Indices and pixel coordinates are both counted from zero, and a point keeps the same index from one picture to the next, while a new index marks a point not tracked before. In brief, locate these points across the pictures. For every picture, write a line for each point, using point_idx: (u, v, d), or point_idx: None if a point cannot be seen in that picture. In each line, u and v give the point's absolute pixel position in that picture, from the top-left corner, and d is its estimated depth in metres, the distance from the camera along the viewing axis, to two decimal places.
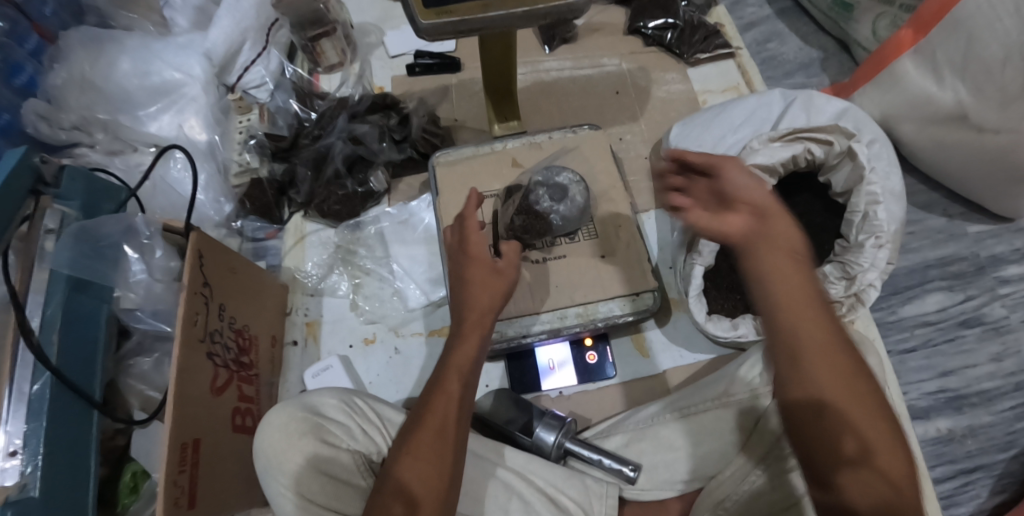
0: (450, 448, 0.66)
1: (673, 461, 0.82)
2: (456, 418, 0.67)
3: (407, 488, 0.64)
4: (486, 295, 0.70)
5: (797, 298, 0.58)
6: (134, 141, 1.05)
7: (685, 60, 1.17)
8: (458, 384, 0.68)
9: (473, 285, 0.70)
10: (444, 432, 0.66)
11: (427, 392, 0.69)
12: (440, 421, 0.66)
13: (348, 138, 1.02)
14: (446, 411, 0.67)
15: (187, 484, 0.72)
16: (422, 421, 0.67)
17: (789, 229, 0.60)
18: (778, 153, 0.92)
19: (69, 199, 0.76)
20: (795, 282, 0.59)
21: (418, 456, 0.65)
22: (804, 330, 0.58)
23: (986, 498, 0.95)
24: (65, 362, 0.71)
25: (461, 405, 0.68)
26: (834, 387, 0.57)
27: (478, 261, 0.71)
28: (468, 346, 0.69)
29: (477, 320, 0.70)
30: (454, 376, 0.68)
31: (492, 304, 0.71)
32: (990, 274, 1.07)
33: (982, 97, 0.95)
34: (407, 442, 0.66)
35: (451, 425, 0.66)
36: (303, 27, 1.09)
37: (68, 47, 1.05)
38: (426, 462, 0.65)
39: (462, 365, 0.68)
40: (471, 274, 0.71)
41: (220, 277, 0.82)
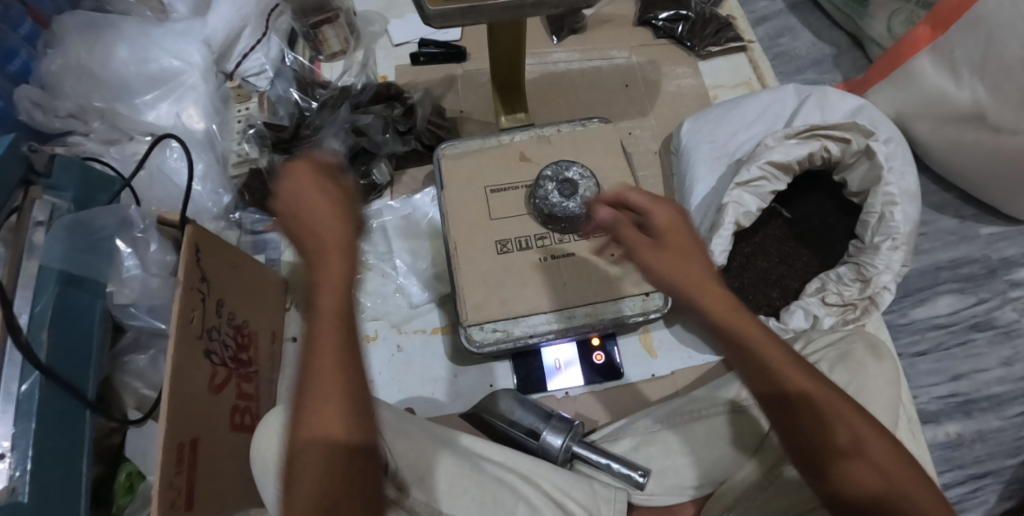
0: (347, 399, 0.54)
1: (682, 465, 0.81)
2: (339, 361, 0.54)
3: (323, 457, 0.53)
4: (326, 222, 0.55)
5: (731, 317, 0.58)
6: (130, 130, 1.01)
7: (696, 54, 1.14)
8: (331, 323, 0.54)
9: (304, 219, 0.55)
10: (330, 388, 0.54)
11: (307, 349, 0.55)
12: (328, 373, 0.54)
13: (350, 129, 1.00)
14: (334, 359, 0.54)
15: (184, 485, 0.70)
16: (309, 379, 0.54)
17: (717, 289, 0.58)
18: (794, 150, 0.90)
19: (61, 190, 0.75)
20: (741, 332, 0.58)
21: (315, 420, 0.53)
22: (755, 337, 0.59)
23: (996, 504, 0.94)
24: (58, 359, 0.69)
25: (349, 347, 0.55)
26: (799, 380, 0.59)
27: (307, 189, 0.55)
28: (326, 291, 0.54)
29: (332, 261, 0.54)
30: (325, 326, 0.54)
31: (339, 229, 0.55)
32: (1001, 276, 1.05)
33: (1001, 97, 0.93)
34: (300, 405, 0.54)
35: (340, 374, 0.54)
36: (306, 14, 1.07)
37: (64, 33, 1.01)
38: (330, 421, 0.53)
39: (331, 304, 0.54)
40: (307, 207, 0.55)
41: (219, 272, 0.80)
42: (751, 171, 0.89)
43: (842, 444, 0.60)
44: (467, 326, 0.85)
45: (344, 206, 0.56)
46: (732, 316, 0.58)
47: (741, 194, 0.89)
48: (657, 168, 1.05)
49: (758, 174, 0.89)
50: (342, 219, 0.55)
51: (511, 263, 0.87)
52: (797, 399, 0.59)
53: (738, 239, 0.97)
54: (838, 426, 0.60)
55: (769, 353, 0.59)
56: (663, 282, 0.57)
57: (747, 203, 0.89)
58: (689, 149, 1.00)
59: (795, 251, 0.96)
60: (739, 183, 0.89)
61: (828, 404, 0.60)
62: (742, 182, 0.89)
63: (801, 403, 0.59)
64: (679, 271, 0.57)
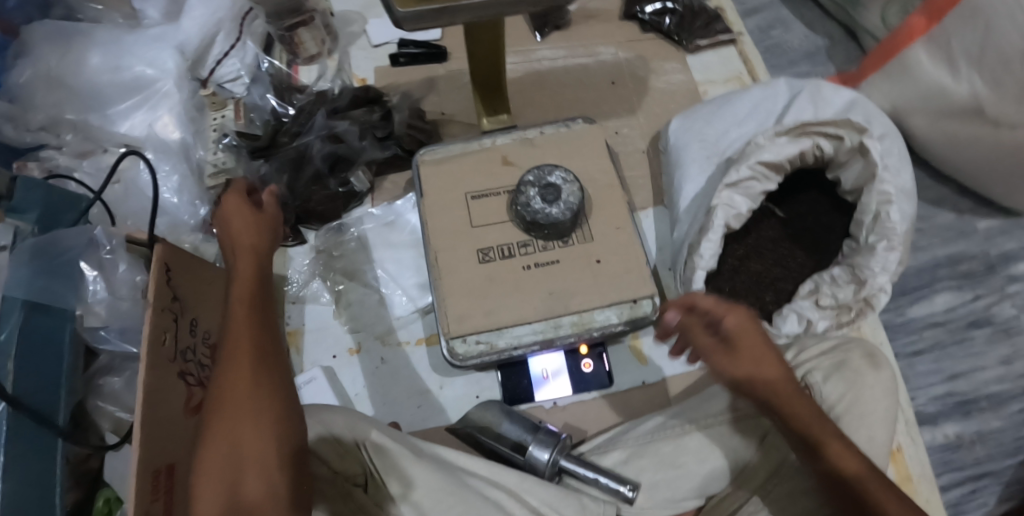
0: (255, 392, 0.56)
1: (675, 478, 0.78)
2: (248, 355, 0.57)
3: (236, 448, 0.54)
4: (248, 233, 0.67)
5: (732, 347, 0.63)
6: (104, 142, 0.98)
7: (685, 48, 1.11)
8: (246, 319, 0.60)
9: (231, 231, 0.67)
10: (237, 382, 0.56)
11: (223, 351, 0.58)
12: (237, 368, 0.56)
13: (327, 136, 0.96)
14: (245, 353, 0.57)
15: (162, 512, 0.68)
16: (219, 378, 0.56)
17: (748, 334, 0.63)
18: (785, 149, 0.86)
19: (25, 212, 0.73)
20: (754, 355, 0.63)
21: (225, 416, 0.54)
22: (745, 358, 0.63)
23: (994, 506, 0.93)
24: (25, 388, 0.66)
25: (260, 344, 0.58)
26: (785, 394, 0.62)
27: (235, 210, 0.69)
28: (241, 289, 0.62)
29: (246, 260, 0.65)
30: (238, 324, 0.59)
31: (260, 241, 0.68)
32: (1000, 272, 1.03)
33: (999, 90, 0.90)
34: (210, 403, 0.56)
35: (247, 366, 0.56)
36: (280, 15, 1.04)
37: (32, 42, 0.98)
38: (240, 413, 0.55)
39: (247, 300, 0.61)
40: (233, 224, 0.68)
41: (191, 291, 0.78)
42: (742, 171, 0.85)
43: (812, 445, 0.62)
44: (450, 338, 0.82)
45: (270, 224, 0.70)
46: (736, 352, 0.63)
47: (731, 196, 0.86)
48: (646, 168, 1.02)
49: (749, 174, 0.86)
50: (267, 234, 0.69)
51: (495, 272, 0.84)
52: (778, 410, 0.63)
53: (729, 240, 0.94)
54: (823, 443, 0.62)
55: (775, 376, 0.62)
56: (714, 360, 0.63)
57: (738, 204, 0.86)
58: (677, 148, 0.96)
59: (789, 252, 0.93)
60: (727, 184, 0.85)
61: (813, 422, 0.62)
62: (732, 183, 0.85)
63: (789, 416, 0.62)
64: (756, 371, 0.62)
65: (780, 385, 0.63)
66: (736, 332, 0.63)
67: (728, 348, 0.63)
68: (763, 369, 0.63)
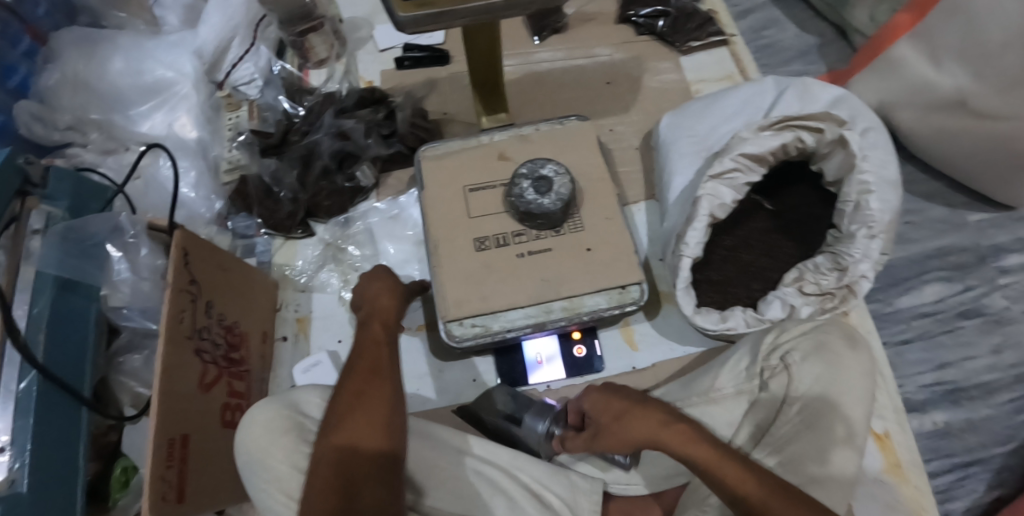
0: (382, 411, 0.65)
1: (660, 457, 0.81)
2: (378, 381, 0.67)
3: (357, 456, 0.63)
4: (384, 299, 0.75)
5: (638, 421, 0.69)
6: (127, 140, 1.06)
7: (678, 49, 1.15)
8: (375, 352, 0.69)
9: (372, 303, 0.75)
10: (364, 401, 0.65)
11: (355, 376, 0.67)
12: (367, 390, 0.66)
13: (336, 134, 1.02)
14: (375, 378, 0.67)
15: (175, 478, 0.73)
16: (346, 397, 0.66)
17: (641, 422, 0.69)
18: (767, 142, 0.90)
19: (56, 200, 0.78)
20: (667, 434, 0.67)
21: (349, 426, 0.64)
22: (652, 428, 0.68)
23: (984, 493, 0.94)
24: (53, 361, 0.72)
25: (384, 372, 0.68)
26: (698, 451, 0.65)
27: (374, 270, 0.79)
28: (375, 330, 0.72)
29: (386, 301, 0.75)
30: (367, 354, 0.69)
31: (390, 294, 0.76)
32: (991, 263, 1.05)
33: (982, 82, 0.92)
34: (337, 415, 0.65)
35: (376, 389, 0.66)
36: (292, 22, 1.09)
37: (60, 47, 1.06)
38: (364, 426, 0.64)
39: (378, 339, 0.71)
40: (372, 294, 0.76)
41: (209, 274, 0.82)
42: (724, 163, 0.89)
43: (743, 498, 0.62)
44: (447, 322, 0.87)
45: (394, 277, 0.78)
46: (640, 425, 0.68)
47: (716, 186, 0.89)
48: (638, 163, 1.07)
49: (732, 166, 0.90)
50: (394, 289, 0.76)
51: (490, 260, 0.89)
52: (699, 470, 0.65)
53: (719, 231, 0.98)
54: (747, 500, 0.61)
55: (652, 432, 0.68)
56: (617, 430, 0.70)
57: (723, 195, 0.89)
58: (668, 144, 1.01)
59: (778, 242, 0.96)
60: (712, 175, 0.89)
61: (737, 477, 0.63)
62: (717, 174, 0.89)
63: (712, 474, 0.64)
64: (646, 429, 0.68)
65: (692, 444, 0.66)
66: (626, 406, 0.71)
67: (637, 428, 0.69)
68: (642, 423, 0.69)
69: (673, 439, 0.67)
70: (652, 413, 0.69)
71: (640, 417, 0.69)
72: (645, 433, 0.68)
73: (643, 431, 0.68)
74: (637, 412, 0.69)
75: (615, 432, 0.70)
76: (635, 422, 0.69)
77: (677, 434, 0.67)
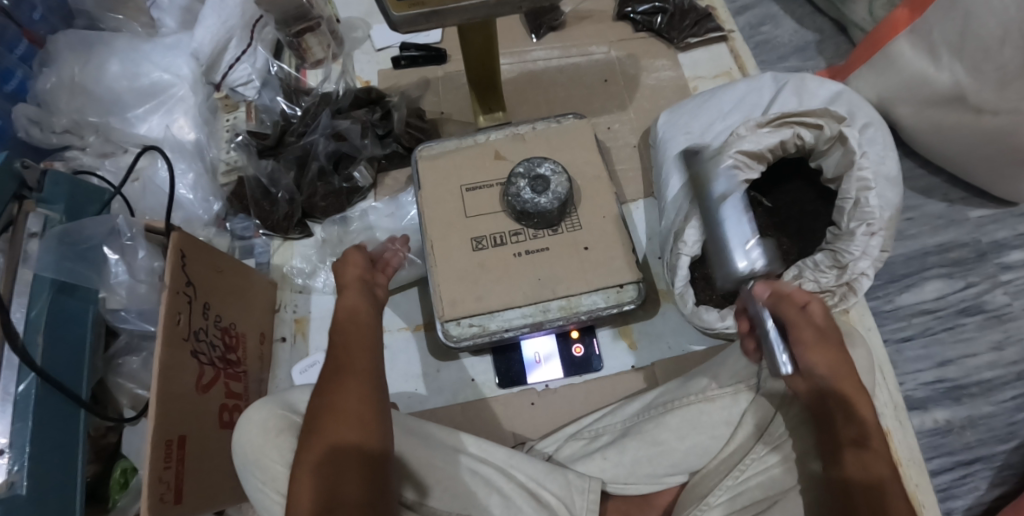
0: (358, 408, 0.63)
1: (655, 456, 0.81)
2: (353, 378, 0.65)
3: (337, 455, 0.60)
4: (351, 297, 0.72)
5: (828, 344, 0.66)
6: (124, 143, 1.06)
7: (676, 46, 1.15)
8: (346, 350, 0.67)
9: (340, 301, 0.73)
10: (339, 400, 0.63)
11: (328, 375, 0.66)
12: (341, 390, 0.64)
13: (331, 135, 1.03)
14: (348, 376, 0.65)
15: (173, 479, 0.73)
16: (323, 397, 0.64)
17: (837, 357, 0.66)
18: (765, 139, 0.89)
19: (53, 203, 0.79)
20: (856, 399, 0.65)
21: (325, 428, 0.62)
22: (832, 358, 0.66)
23: (986, 490, 0.93)
24: (51, 363, 0.73)
25: (358, 370, 0.66)
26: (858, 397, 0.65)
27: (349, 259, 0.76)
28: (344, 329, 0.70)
29: (350, 298, 0.72)
30: (338, 354, 0.67)
31: (358, 291, 0.73)
32: (992, 259, 1.04)
33: (980, 77, 0.92)
34: (314, 418, 0.63)
35: (351, 388, 0.64)
36: (288, 23, 1.09)
37: (57, 50, 1.07)
38: (338, 428, 0.62)
39: (349, 336, 0.68)
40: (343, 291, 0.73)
41: (204, 277, 0.82)
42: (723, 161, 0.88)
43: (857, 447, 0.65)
44: (445, 322, 0.87)
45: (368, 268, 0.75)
46: (828, 352, 0.66)
47: None
48: (635, 161, 1.07)
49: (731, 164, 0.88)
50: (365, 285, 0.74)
51: (486, 260, 0.89)
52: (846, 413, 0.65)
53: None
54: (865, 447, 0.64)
55: (831, 363, 0.66)
56: (802, 339, 0.66)
57: None
58: (664, 141, 1.00)
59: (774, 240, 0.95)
60: (710, 173, 0.89)
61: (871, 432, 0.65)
62: (715, 172, 0.89)
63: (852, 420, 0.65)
64: (833, 356, 0.66)
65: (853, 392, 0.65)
66: (824, 325, 0.67)
67: (830, 351, 0.66)
68: (832, 352, 0.66)
69: (850, 401, 0.65)
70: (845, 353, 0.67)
71: (845, 358, 0.66)
72: (840, 379, 0.66)
73: (824, 357, 0.66)
74: (829, 340, 0.66)
75: (820, 341, 0.66)
76: (826, 346, 0.66)
77: (865, 407, 0.65)
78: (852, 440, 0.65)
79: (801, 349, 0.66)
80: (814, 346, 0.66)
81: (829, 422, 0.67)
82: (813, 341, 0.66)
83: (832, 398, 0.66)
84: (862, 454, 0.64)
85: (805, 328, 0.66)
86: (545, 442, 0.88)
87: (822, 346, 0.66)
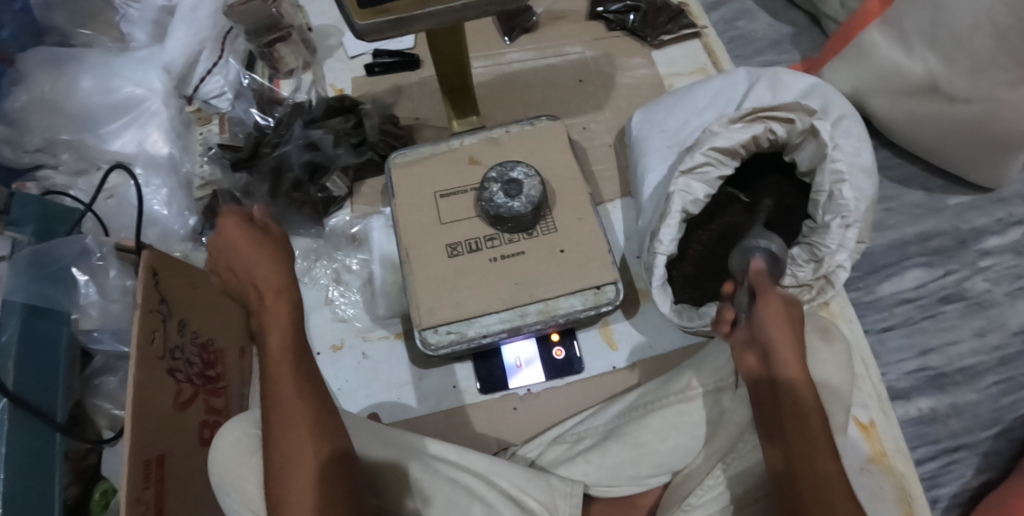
0: (308, 429, 0.62)
1: (638, 457, 0.80)
2: (298, 399, 0.63)
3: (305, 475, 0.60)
4: (266, 268, 0.66)
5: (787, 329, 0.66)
6: (97, 159, 1.06)
7: (650, 44, 1.15)
8: (285, 365, 0.64)
9: (246, 270, 0.66)
10: (291, 422, 0.62)
11: (269, 393, 0.64)
12: (287, 411, 0.62)
13: (304, 144, 1.02)
14: (291, 396, 0.63)
15: (152, 499, 0.73)
16: (272, 413, 0.63)
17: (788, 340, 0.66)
18: (738, 135, 0.88)
19: (21, 225, 0.78)
20: (805, 393, 0.65)
21: (290, 441, 0.61)
22: (788, 342, 0.66)
23: (972, 477, 0.93)
24: (26, 387, 0.72)
25: (302, 389, 0.64)
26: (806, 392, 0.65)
27: (240, 239, 0.66)
28: (275, 339, 0.64)
29: (277, 304, 0.65)
30: (278, 368, 0.64)
31: (278, 273, 0.66)
32: (971, 246, 1.04)
33: (953, 66, 0.92)
34: (269, 444, 0.62)
35: (297, 409, 0.63)
36: (259, 34, 1.08)
37: (27, 68, 1.05)
38: (302, 442, 0.61)
39: (276, 343, 0.64)
40: (243, 258, 0.66)
41: (179, 293, 0.81)
42: (695, 157, 0.88)
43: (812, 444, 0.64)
44: (422, 330, 0.86)
45: (281, 251, 0.68)
46: (780, 329, 0.66)
47: (688, 182, 0.88)
48: (612, 161, 1.06)
49: (703, 160, 0.88)
50: (281, 264, 0.67)
51: (463, 266, 0.88)
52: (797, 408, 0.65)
53: (693, 227, 0.97)
54: (816, 447, 0.64)
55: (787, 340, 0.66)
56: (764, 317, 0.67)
57: (696, 190, 0.88)
58: (640, 140, 1.00)
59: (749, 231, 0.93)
60: (684, 171, 0.88)
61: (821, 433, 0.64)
62: (688, 169, 0.88)
63: (802, 418, 0.65)
64: (785, 336, 0.66)
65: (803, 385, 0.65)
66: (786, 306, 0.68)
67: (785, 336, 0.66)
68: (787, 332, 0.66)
69: (798, 394, 0.65)
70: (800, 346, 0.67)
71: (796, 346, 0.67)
72: (785, 372, 0.66)
73: (780, 336, 0.66)
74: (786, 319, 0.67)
75: (784, 319, 0.67)
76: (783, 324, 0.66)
77: (810, 404, 0.65)
78: (802, 440, 0.64)
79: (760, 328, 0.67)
80: (772, 307, 0.67)
81: (780, 415, 0.66)
82: (778, 316, 0.66)
83: (781, 392, 0.66)
84: (812, 451, 0.64)
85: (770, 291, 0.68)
86: (527, 451, 0.87)
87: (776, 325, 0.66)
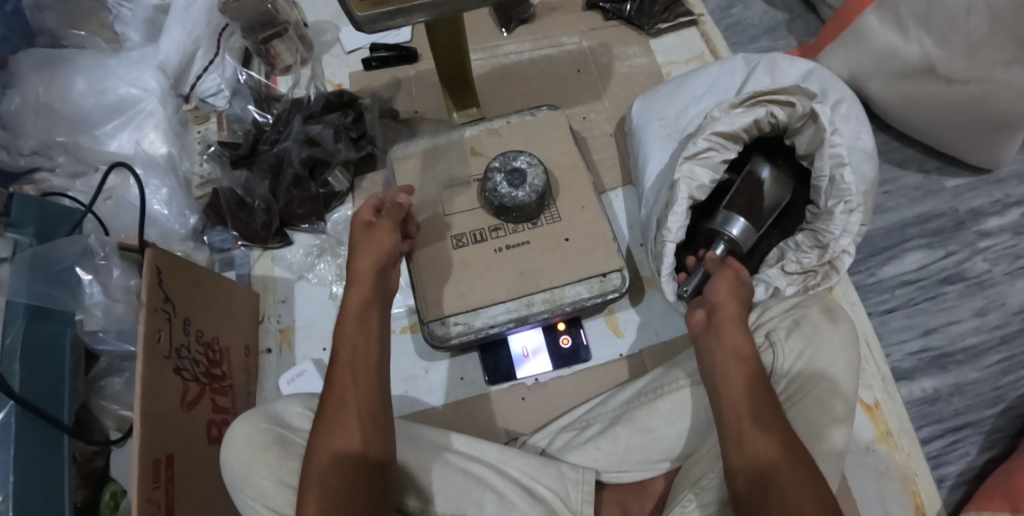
0: (358, 418, 0.65)
1: (647, 443, 0.80)
2: (353, 387, 0.66)
3: (336, 462, 0.63)
4: (369, 259, 0.72)
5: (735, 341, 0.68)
6: (95, 161, 1.05)
7: (647, 32, 1.15)
8: (348, 353, 0.68)
9: (354, 270, 0.73)
10: (344, 406, 0.65)
11: (330, 376, 0.68)
12: (342, 396, 0.66)
13: (304, 140, 1.02)
14: (348, 383, 0.67)
15: (163, 499, 0.72)
16: (331, 395, 0.66)
17: (742, 336, 0.69)
18: (739, 119, 0.88)
19: (21, 227, 0.77)
20: (732, 400, 0.65)
21: (336, 427, 0.64)
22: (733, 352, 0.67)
23: (977, 456, 0.93)
24: (32, 391, 0.71)
25: (359, 379, 0.67)
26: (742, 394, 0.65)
27: (357, 228, 0.75)
28: (350, 324, 0.70)
29: (356, 292, 0.71)
30: (348, 345, 0.68)
31: (370, 266, 0.72)
32: (970, 228, 1.05)
33: (949, 47, 0.92)
34: (317, 422, 0.65)
35: (351, 397, 0.66)
36: (255, 30, 1.10)
37: (19, 71, 1.04)
38: (347, 430, 0.64)
39: (353, 332, 0.69)
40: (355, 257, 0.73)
41: (185, 292, 0.81)
42: (698, 144, 0.88)
43: (745, 435, 0.63)
44: (429, 323, 0.86)
45: (384, 243, 0.74)
46: (726, 339, 0.68)
47: (692, 168, 0.88)
48: (613, 150, 1.07)
49: (705, 146, 0.88)
50: (381, 263, 0.73)
51: (466, 257, 0.88)
52: (731, 406, 0.65)
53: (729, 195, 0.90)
54: (742, 437, 0.63)
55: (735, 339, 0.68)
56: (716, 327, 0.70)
57: (700, 176, 0.88)
58: (640, 128, 1.00)
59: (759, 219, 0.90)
60: (686, 157, 0.88)
61: (767, 428, 0.63)
62: (691, 155, 0.88)
63: (738, 415, 0.64)
64: (726, 341, 0.68)
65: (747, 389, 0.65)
66: (729, 319, 0.70)
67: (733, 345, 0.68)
68: (732, 344, 0.68)
69: (730, 396, 0.65)
70: (747, 332, 0.69)
71: (748, 347, 0.68)
72: (728, 379, 0.66)
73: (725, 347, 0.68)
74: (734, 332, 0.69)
75: (734, 293, 0.72)
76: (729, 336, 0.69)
77: (742, 409, 0.64)
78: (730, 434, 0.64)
79: (705, 343, 0.70)
80: (726, 304, 0.71)
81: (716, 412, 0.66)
82: (728, 289, 0.73)
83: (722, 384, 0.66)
84: (743, 442, 0.63)
85: (730, 305, 0.71)
86: (535, 440, 0.88)
87: (723, 334, 0.69)
